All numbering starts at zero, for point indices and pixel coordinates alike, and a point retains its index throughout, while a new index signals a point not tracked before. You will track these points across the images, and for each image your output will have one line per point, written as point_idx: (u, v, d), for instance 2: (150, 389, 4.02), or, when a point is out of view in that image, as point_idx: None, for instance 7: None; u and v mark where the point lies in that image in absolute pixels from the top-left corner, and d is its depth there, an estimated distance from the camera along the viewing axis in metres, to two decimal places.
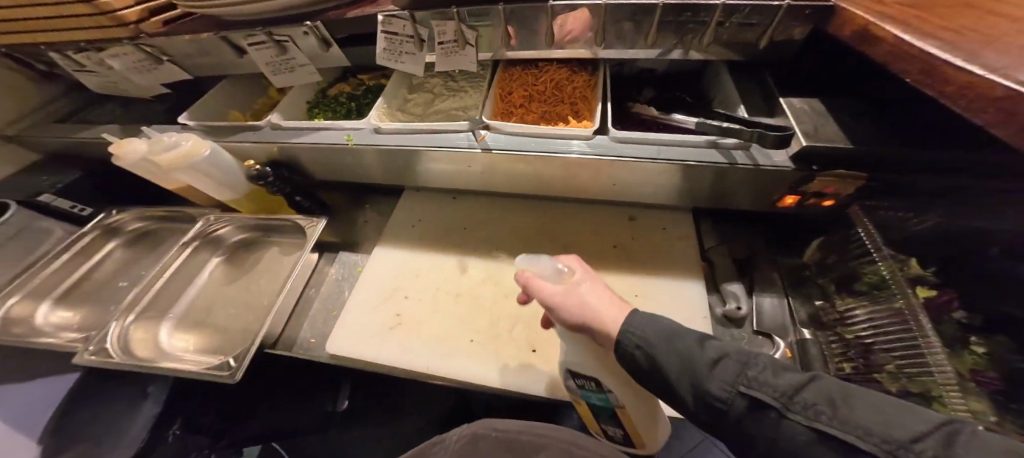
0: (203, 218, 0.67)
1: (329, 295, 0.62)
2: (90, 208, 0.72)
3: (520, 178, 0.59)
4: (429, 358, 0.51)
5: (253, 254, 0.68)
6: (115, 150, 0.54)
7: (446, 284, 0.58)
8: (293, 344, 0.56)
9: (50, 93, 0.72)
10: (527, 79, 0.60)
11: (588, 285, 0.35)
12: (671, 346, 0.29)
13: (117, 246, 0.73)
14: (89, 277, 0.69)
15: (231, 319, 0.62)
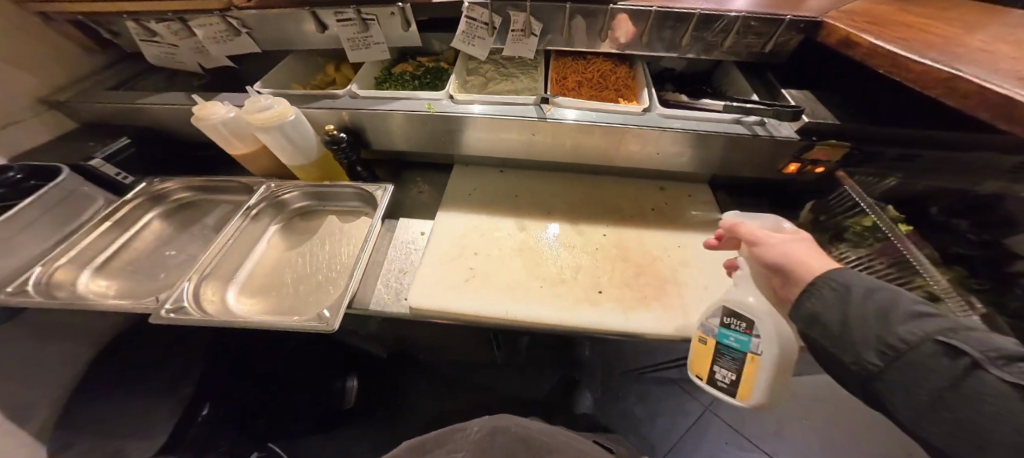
0: (264, 185, 0.68)
1: (396, 258, 0.65)
2: (133, 177, 0.70)
3: (572, 151, 0.68)
4: (506, 304, 0.56)
5: (313, 221, 0.70)
6: (197, 111, 0.55)
7: (509, 243, 0.64)
8: (369, 302, 0.58)
9: (95, 65, 0.73)
10: (577, 68, 0.72)
11: (813, 250, 0.37)
12: (869, 298, 0.31)
13: (159, 216, 0.71)
14: (131, 247, 0.67)
15: (295, 281, 0.63)
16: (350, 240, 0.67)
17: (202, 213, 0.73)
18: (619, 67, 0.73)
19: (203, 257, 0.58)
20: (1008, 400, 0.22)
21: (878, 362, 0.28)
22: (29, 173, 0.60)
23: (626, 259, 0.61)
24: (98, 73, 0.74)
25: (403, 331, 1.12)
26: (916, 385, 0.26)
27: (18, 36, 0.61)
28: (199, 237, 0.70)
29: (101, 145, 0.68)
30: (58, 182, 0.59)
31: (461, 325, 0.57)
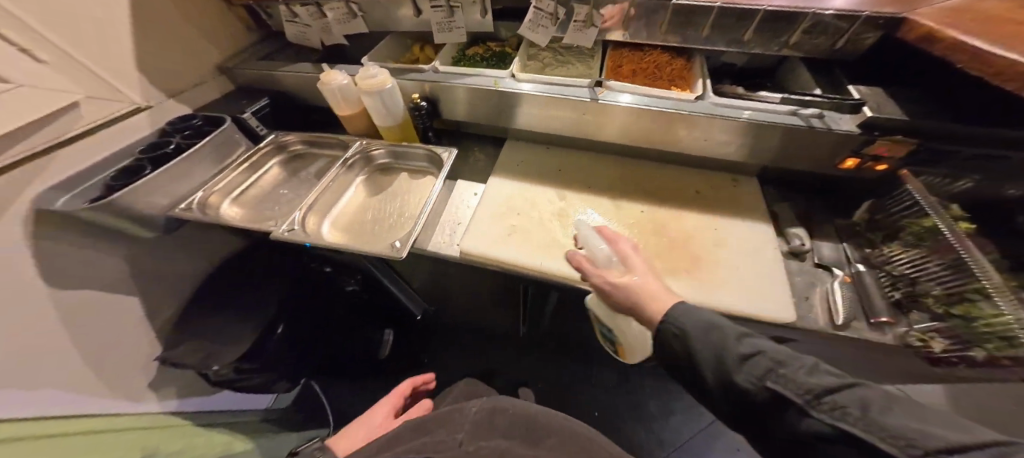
0: (358, 142, 0.84)
1: (453, 211, 0.76)
2: (266, 129, 0.90)
3: (619, 132, 0.73)
4: (542, 259, 0.63)
5: (389, 177, 0.85)
6: (324, 77, 0.73)
7: (550, 209, 0.72)
8: (428, 244, 0.70)
9: (249, 41, 0.97)
10: (634, 58, 0.77)
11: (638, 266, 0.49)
12: (706, 342, 0.38)
13: (278, 161, 0.90)
14: (258, 183, 0.87)
15: (373, 222, 0.77)
16: (415, 195, 0.80)
17: (307, 162, 0.91)
18: (677, 60, 0.76)
19: (311, 195, 0.75)
20: (834, 440, 0.27)
21: (739, 406, 0.35)
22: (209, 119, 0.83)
23: (660, 234, 0.65)
24: (253, 48, 0.97)
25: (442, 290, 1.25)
26: (774, 428, 0.32)
27: None
28: (304, 179, 0.88)
29: (248, 103, 0.89)
30: (221, 128, 0.80)
31: (501, 272, 0.65)
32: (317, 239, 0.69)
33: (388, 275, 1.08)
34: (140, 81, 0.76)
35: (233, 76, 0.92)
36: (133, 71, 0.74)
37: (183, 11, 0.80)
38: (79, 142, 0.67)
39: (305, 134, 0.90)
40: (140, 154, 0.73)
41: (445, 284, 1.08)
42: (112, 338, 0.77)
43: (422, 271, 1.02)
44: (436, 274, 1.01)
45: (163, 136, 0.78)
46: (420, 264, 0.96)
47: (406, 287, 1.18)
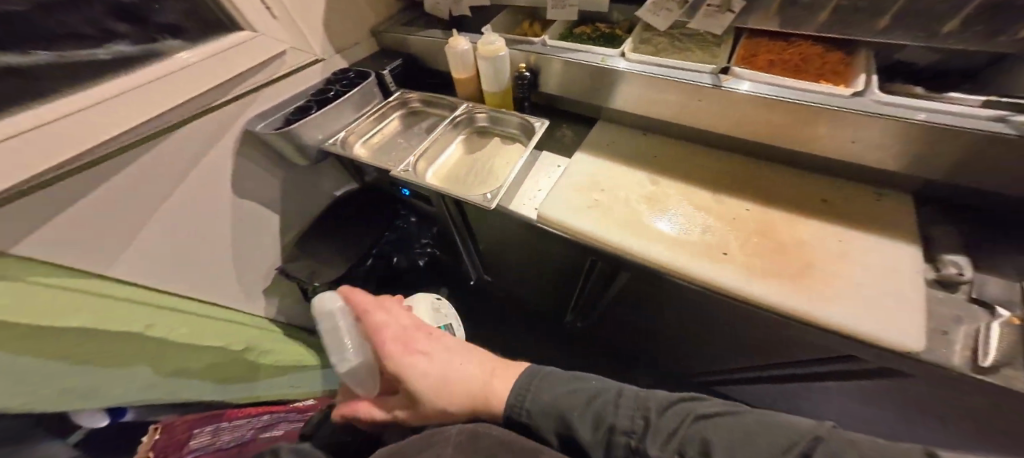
0: (466, 104, 0.96)
1: (536, 179, 0.80)
2: (396, 86, 1.08)
3: (729, 120, 0.68)
4: (620, 236, 0.63)
5: (484, 140, 0.94)
6: (453, 41, 0.88)
7: (637, 190, 0.71)
8: (511, 203, 0.76)
9: (398, 11, 1.15)
10: (776, 48, 0.69)
11: (408, 343, 0.56)
12: (543, 416, 0.45)
13: (398, 116, 1.06)
14: (384, 131, 1.02)
15: (466, 176, 0.87)
16: (505, 160, 0.88)
17: (419, 119, 1.06)
18: (832, 52, 0.66)
19: (423, 144, 0.87)
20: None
21: None
22: (360, 75, 1.03)
23: (764, 235, 0.60)
24: (400, 14, 1.14)
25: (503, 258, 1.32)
26: None
27: None
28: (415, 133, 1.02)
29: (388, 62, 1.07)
30: (366, 82, 0.97)
31: (574, 241, 0.68)
32: (422, 181, 0.80)
33: (463, 235, 1.21)
34: (323, 40, 0.97)
35: (381, 39, 1.11)
36: (320, 32, 0.95)
37: None
38: (278, 84, 0.91)
39: (425, 93, 1.05)
40: (311, 98, 0.96)
41: (505, 253, 1.18)
42: (252, 241, 1.04)
43: (490, 235, 1.14)
44: (501, 240, 1.12)
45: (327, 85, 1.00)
46: (492, 225, 1.05)
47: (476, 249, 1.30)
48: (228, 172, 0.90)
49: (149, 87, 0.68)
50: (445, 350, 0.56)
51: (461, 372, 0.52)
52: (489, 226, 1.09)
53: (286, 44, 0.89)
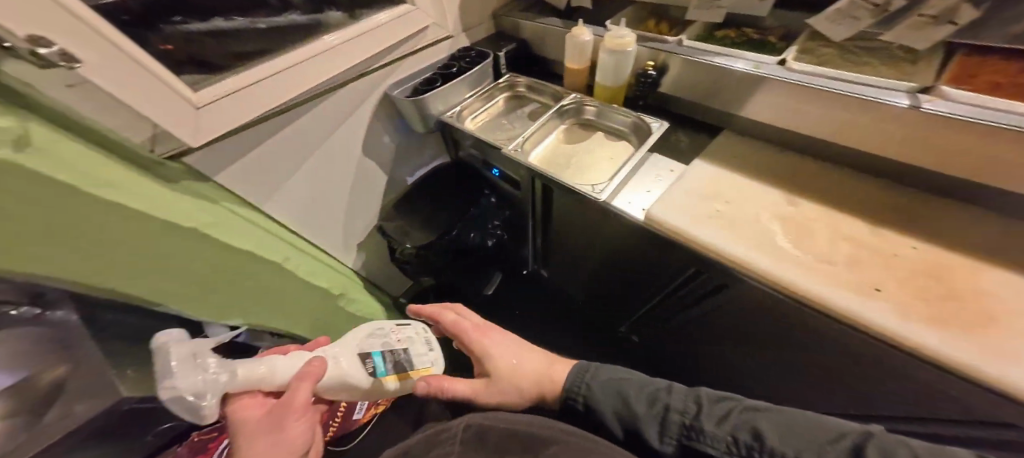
0: (575, 95, 0.98)
1: (649, 183, 0.79)
2: (507, 69, 1.20)
3: (888, 141, 0.62)
4: (745, 251, 0.62)
5: (587, 133, 0.98)
6: (575, 31, 0.90)
7: (766, 209, 0.68)
8: (618, 203, 0.77)
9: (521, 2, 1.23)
10: (1002, 68, 0.59)
11: (494, 334, 0.79)
12: (605, 391, 0.60)
13: (505, 95, 1.18)
14: (492, 111, 1.17)
15: (572, 167, 0.91)
16: (608, 154, 0.91)
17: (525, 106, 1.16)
18: None
19: (531, 129, 0.94)
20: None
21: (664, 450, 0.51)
22: (480, 53, 1.18)
23: (929, 276, 0.54)
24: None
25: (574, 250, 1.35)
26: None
27: None
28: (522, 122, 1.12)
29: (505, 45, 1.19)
30: (488, 60, 1.13)
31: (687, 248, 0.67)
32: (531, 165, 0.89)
33: (538, 220, 1.32)
34: (457, 18, 1.14)
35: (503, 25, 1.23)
36: (455, 11, 1.11)
37: None
38: (414, 56, 1.10)
39: (533, 80, 1.15)
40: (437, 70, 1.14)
41: (571, 240, 1.27)
42: (362, 191, 1.24)
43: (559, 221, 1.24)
44: (569, 226, 1.20)
45: (451, 59, 1.18)
46: (580, 217, 1.09)
47: (542, 233, 1.42)
48: (362, 128, 1.10)
49: (320, 57, 0.82)
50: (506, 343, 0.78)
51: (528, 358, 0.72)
52: (563, 213, 1.18)
53: (431, 20, 1.06)
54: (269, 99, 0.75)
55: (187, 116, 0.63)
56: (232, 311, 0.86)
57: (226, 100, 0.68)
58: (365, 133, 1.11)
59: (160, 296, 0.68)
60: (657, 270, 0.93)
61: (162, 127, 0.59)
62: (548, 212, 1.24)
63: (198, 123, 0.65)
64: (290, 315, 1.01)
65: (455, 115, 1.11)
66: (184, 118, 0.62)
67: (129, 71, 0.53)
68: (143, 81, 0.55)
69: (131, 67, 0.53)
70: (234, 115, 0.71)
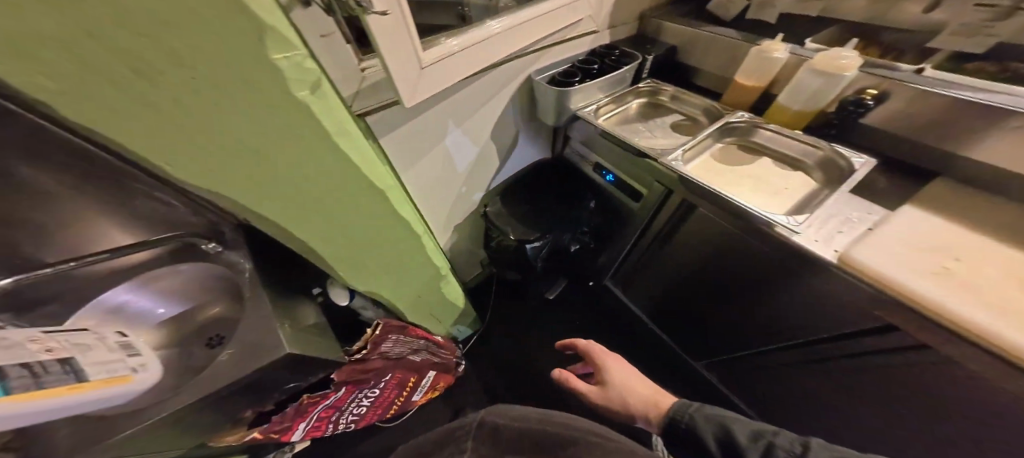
0: (730, 116, 0.98)
1: (842, 223, 0.80)
2: (646, 76, 1.15)
3: None
4: (983, 315, 0.58)
5: (750, 155, 0.99)
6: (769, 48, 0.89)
7: (1000, 269, 0.66)
8: (802, 239, 0.77)
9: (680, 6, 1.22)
10: None
11: (608, 357, 0.92)
12: (704, 416, 0.58)
13: (638, 103, 1.14)
14: (624, 113, 1.12)
15: (743, 191, 0.92)
16: (782, 182, 0.94)
17: (659, 113, 1.12)
18: None
19: (691, 140, 0.95)
20: None
21: None
22: (625, 53, 1.11)
23: None
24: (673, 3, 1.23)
25: (680, 269, 1.34)
26: None
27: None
28: (659, 131, 1.07)
29: (654, 47, 1.15)
30: (636, 62, 1.08)
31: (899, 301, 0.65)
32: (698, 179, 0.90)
33: (651, 234, 1.30)
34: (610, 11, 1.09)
35: (653, 26, 1.19)
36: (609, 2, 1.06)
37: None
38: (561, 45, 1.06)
39: (679, 89, 1.09)
40: (576, 64, 1.09)
41: (697, 255, 1.21)
42: (472, 173, 1.26)
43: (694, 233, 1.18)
44: (709, 243, 1.14)
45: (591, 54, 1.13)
46: (717, 238, 1.12)
47: (647, 245, 1.37)
48: (497, 112, 1.12)
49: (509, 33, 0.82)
50: (618, 363, 0.90)
51: (634, 384, 0.82)
52: (697, 225, 1.13)
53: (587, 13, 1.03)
54: (465, 70, 0.75)
55: (414, 75, 0.62)
56: (358, 276, 0.86)
57: (443, 65, 0.67)
58: (495, 119, 1.14)
59: (327, 245, 0.69)
60: (840, 301, 0.87)
61: (397, 83, 0.59)
62: (667, 232, 1.26)
63: (417, 86, 0.64)
64: (401, 283, 1.02)
65: (591, 112, 1.06)
66: (411, 78, 0.62)
67: (396, 25, 0.53)
68: (402, 38, 0.56)
69: (399, 22, 0.54)
70: (443, 78, 0.69)
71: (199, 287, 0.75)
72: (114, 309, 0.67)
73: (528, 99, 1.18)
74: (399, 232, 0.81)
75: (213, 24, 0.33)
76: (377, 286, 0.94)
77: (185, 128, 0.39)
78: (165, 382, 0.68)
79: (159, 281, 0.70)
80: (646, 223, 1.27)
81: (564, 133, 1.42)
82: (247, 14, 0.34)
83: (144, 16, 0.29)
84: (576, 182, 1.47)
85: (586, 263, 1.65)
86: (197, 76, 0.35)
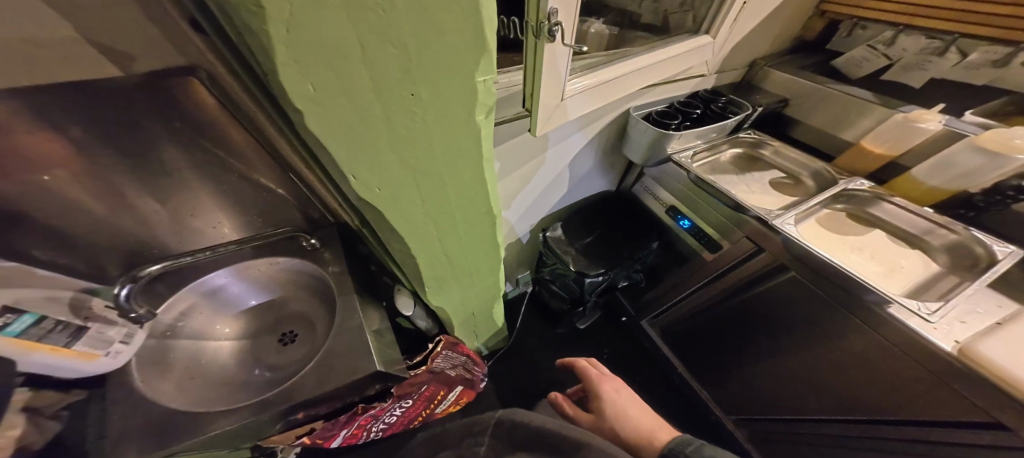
0: (845, 180, 1.00)
1: (966, 314, 0.74)
2: (749, 130, 1.18)
3: None
4: None
5: (860, 225, 0.97)
6: (915, 116, 0.90)
7: None
8: (912, 320, 0.72)
9: (796, 59, 1.26)
10: None
11: (606, 383, 0.82)
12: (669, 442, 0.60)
13: (732, 154, 1.14)
14: (720, 158, 1.12)
15: (856, 262, 0.88)
16: (901, 260, 0.88)
17: (757, 166, 1.13)
18: None
19: (805, 204, 0.94)
20: None
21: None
22: (731, 101, 1.13)
23: None
24: (792, 57, 1.28)
25: (730, 333, 1.18)
26: None
27: (781, 24, 1.13)
28: (759, 180, 1.08)
29: (763, 98, 1.21)
30: (745, 112, 1.10)
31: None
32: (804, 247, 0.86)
33: (715, 285, 1.16)
34: (726, 55, 1.10)
35: (763, 76, 1.25)
36: (726, 50, 1.06)
37: (784, 23, 1.15)
38: (667, 84, 1.06)
39: (782, 145, 1.13)
40: (674, 105, 1.10)
41: (761, 321, 1.06)
42: (545, 198, 1.24)
43: (773, 300, 1.00)
44: (781, 311, 0.99)
45: (694, 97, 1.16)
46: (794, 307, 0.95)
47: (710, 297, 1.20)
48: (584, 140, 1.09)
49: (639, 72, 0.76)
50: (618, 389, 0.81)
51: (632, 413, 0.72)
52: (783, 287, 0.96)
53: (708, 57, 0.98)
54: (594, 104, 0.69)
55: (553, 103, 0.59)
56: (434, 296, 0.81)
57: (580, 96, 0.64)
58: (583, 147, 1.11)
59: (427, 265, 0.65)
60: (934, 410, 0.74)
61: (538, 109, 0.57)
62: (734, 290, 1.11)
63: (552, 115, 0.61)
64: (464, 302, 0.98)
65: (687, 158, 1.06)
66: (550, 106, 0.59)
67: (560, 51, 0.51)
68: (558, 67, 0.54)
69: (563, 52, 0.52)
70: (572, 110, 0.66)
71: (289, 282, 0.74)
72: (209, 292, 0.68)
73: (619, 131, 1.17)
74: (488, 257, 0.78)
75: (450, 40, 0.30)
76: (447, 304, 0.91)
77: (383, 152, 0.37)
78: (236, 375, 0.65)
79: (254, 270, 0.70)
80: (713, 275, 1.15)
81: (638, 170, 1.35)
82: (479, 31, 0.31)
83: (404, 27, 0.27)
84: (647, 215, 1.37)
85: (636, 300, 1.55)
86: (416, 95, 0.33)
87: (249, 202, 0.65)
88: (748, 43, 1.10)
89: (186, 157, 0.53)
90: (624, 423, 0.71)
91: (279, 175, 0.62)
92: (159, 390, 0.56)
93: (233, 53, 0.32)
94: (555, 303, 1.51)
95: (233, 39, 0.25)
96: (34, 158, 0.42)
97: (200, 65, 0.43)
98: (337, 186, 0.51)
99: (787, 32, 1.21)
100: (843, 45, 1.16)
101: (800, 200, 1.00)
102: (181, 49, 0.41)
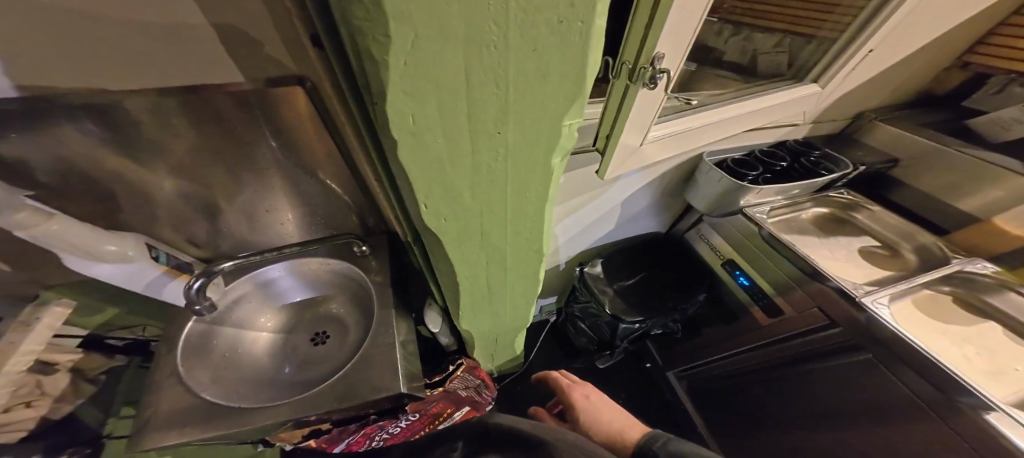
0: (957, 259, 0.87)
1: None
2: (842, 192, 1.07)
3: None
4: None
5: (975, 317, 0.82)
6: None
7: None
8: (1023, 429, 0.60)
9: (914, 116, 1.12)
10: None
11: (576, 389, 0.76)
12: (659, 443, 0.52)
13: (815, 212, 1.05)
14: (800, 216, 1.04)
15: (959, 355, 0.74)
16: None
17: (846, 229, 1.03)
18: None
19: (902, 285, 0.81)
20: None
21: None
22: (825, 156, 1.04)
23: None
24: (909, 112, 1.15)
25: (769, 413, 1.03)
26: None
27: (899, 78, 1.03)
28: (848, 246, 0.97)
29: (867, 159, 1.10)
30: (843, 170, 1.00)
31: None
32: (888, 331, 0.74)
33: (762, 357, 1.03)
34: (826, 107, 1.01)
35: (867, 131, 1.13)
36: (828, 102, 0.97)
37: (903, 78, 1.04)
38: (750, 131, 1.00)
39: (878, 210, 1.02)
40: (756, 153, 1.03)
41: (807, 407, 0.92)
42: (593, 231, 1.19)
43: (843, 384, 0.83)
44: (840, 400, 0.84)
45: (781, 146, 1.09)
46: (855, 400, 0.81)
47: (756, 362, 1.05)
48: (646, 179, 1.05)
49: (719, 121, 0.72)
50: (591, 396, 0.74)
51: (604, 416, 0.67)
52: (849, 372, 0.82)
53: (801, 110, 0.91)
54: (671, 149, 0.67)
55: (631, 147, 0.58)
56: (467, 320, 0.77)
57: (659, 143, 0.63)
58: (642, 184, 1.06)
59: (474, 292, 0.63)
60: None
61: (613, 150, 0.56)
62: (784, 365, 0.97)
63: (628, 158, 0.60)
64: (493, 330, 0.94)
65: (763, 212, 0.99)
66: (628, 148, 0.58)
67: (652, 97, 0.50)
68: (648, 109, 0.53)
69: (657, 97, 0.51)
70: (648, 154, 0.63)
71: (333, 284, 0.75)
72: (262, 283, 0.70)
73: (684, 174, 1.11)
74: (527, 290, 0.74)
75: (551, 83, 0.28)
76: (481, 327, 0.88)
77: (453, 184, 0.35)
78: (263, 371, 0.65)
79: (306, 267, 0.72)
80: (763, 343, 1.02)
81: (696, 215, 1.24)
82: (582, 79, 0.29)
83: (512, 69, 0.25)
84: (698, 262, 1.25)
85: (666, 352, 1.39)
86: (502, 134, 0.31)
87: (320, 202, 0.67)
88: (853, 95, 1.01)
89: (272, 159, 0.56)
90: (596, 428, 0.65)
91: (355, 183, 0.63)
92: (194, 380, 0.57)
93: (347, 72, 0.33)
94: (582, 342, 1.41)
95: (354, 71, 0.26)
96: (147, 144, 0.47)
97: (308, 76, 0.45)
98: (401, 203, 0.51)
99: (904, 88, 1.10)
100: (987, 102, 1.00)
101: (896, 278, 0.88)
102: (298, 59, 0.43)
